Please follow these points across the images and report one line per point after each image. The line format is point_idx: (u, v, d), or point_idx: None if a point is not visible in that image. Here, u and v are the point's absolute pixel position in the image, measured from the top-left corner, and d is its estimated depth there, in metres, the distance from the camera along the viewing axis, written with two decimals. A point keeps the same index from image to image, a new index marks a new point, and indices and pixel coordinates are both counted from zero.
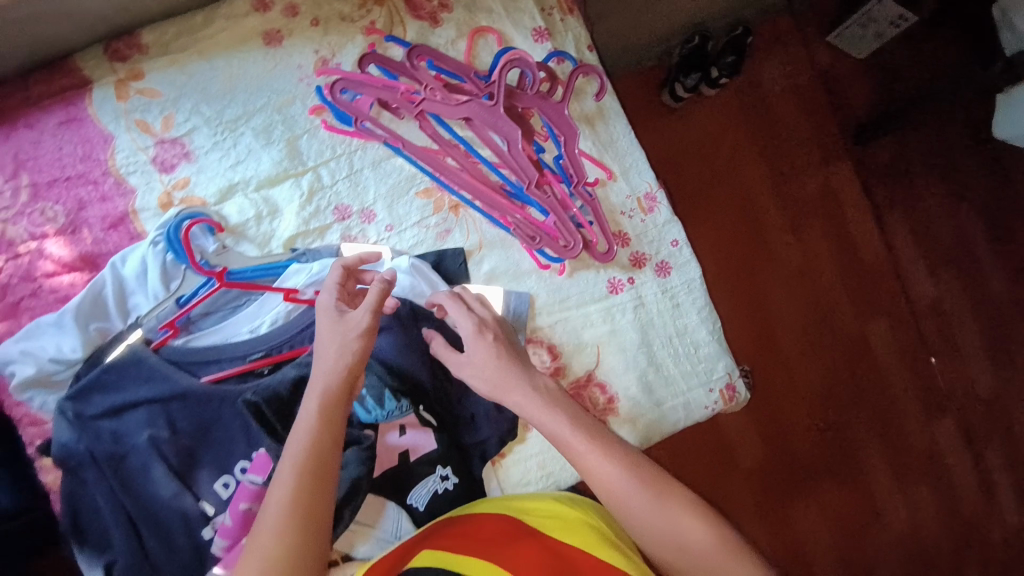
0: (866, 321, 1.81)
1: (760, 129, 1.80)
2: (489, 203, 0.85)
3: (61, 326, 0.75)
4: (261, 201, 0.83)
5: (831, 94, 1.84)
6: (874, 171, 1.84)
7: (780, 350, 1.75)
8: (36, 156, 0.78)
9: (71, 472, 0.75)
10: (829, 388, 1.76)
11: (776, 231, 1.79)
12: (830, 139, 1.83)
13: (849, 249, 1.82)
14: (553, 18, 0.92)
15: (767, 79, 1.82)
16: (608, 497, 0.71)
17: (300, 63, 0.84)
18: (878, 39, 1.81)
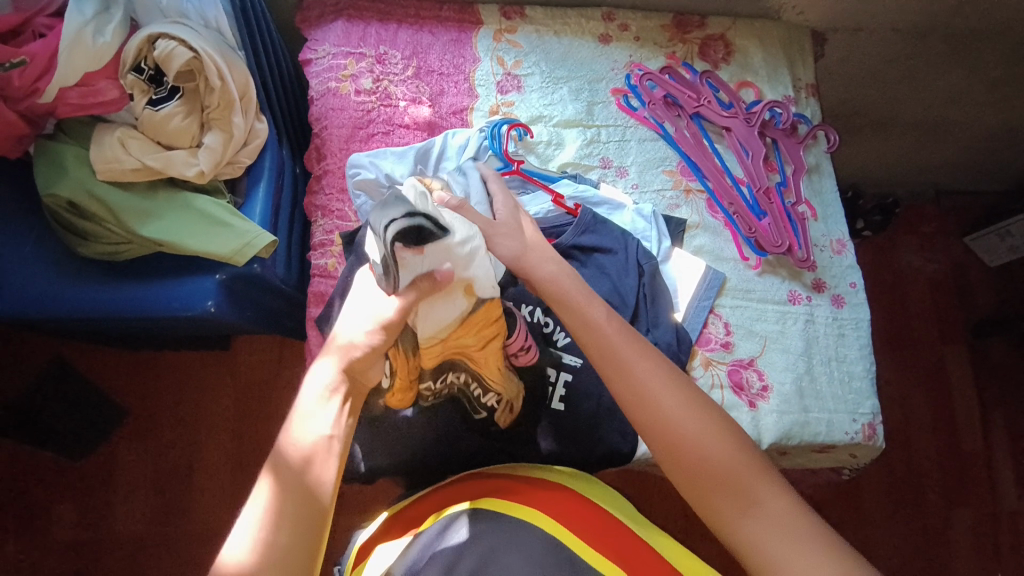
0: (953, 511, 1.70)
1: (890, 289, 1.91)
2: (720, 191, 1.08)
3: (401, 156, 1.01)
4: (553, 134, 1.09)
5: (962, 286, 1.93)
6: (993, 371, 1.85)
7: (863, 501, 1.68)
8: (428, 53, 1.09)
9: (361, 254, 0.94)
10: (904, 558, 1.64)
11: (885, 386, 1.80)
12: (952, 323, 1.89)
13: (948, 432, 1.77)
14: (800, 94, 1.18)
15: (908, 249, 1.95)
16: (637, 406, 0.71)
17: (616, 59, 1.14)
18: (1011, 253, 1.89)
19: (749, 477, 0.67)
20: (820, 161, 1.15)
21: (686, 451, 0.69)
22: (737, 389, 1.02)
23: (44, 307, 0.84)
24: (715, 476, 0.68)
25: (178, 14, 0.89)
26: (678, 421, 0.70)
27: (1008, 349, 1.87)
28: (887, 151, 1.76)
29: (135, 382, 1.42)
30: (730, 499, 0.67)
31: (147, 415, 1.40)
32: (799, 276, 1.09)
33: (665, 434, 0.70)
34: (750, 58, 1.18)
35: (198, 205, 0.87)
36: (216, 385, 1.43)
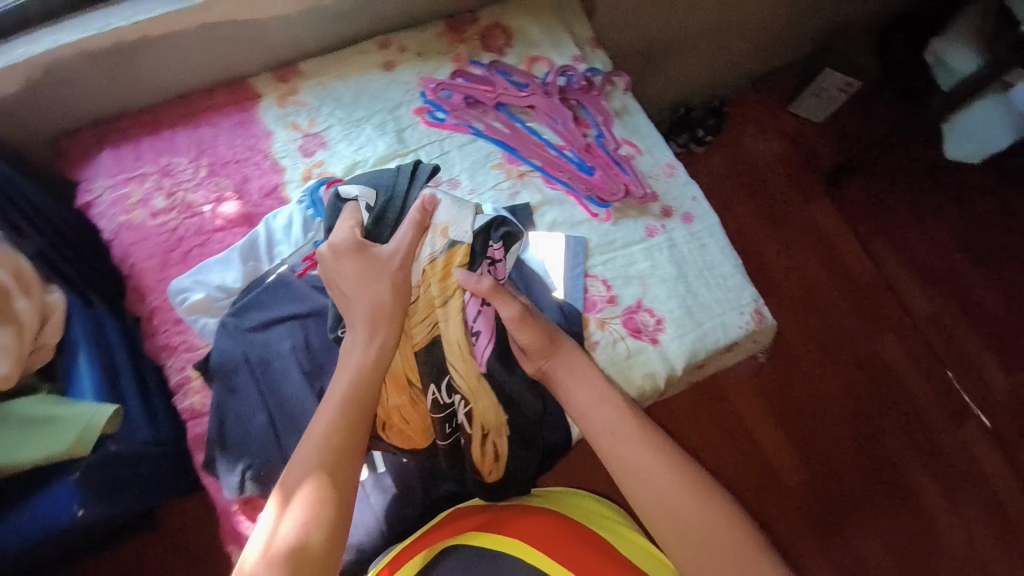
0: (877, 337, 1.90)
1: (749, 178, 2.08)
2: (549, 166, 1.12)
3: (226, 262, 0.96)
4: (375, 175, 1.09)
5: (804, 150, 2.14)
6: (857, 208, 2.07)
7: (800, 366, 1.85)
8: (214, 146, 1.04)
9: (225, 379, 0.90)
10: (850, 398, 1.82)
11: (776, 262, 1.98)
12: (809, 185, 2.09)
13: (845, 275, 1.98)
14: (586, 50, 1.25)
15: (749, 138, 2.14)
16: (615, 458, 0.82)
17: (407, 80, 1.15)
18: (829, 104, 2.13)
19: (711, 531, 0.76)
20: (625, 104, 1.21)
21: (655, 495, 0.79)
22: (636, 333, 1.08)
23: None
24: (679, 520, 0.77)
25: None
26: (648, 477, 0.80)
27: (861, 186, 2.09)
28: (691, 64, 1.92)
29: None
30: (688, 546, 0.76)
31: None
32: (648, 210, 1.15)
33: (634, 489, 0.80)
34: (530, 34, 1.23)
35: (17, 412, 0.80)
36: (165, 560, 1.34)
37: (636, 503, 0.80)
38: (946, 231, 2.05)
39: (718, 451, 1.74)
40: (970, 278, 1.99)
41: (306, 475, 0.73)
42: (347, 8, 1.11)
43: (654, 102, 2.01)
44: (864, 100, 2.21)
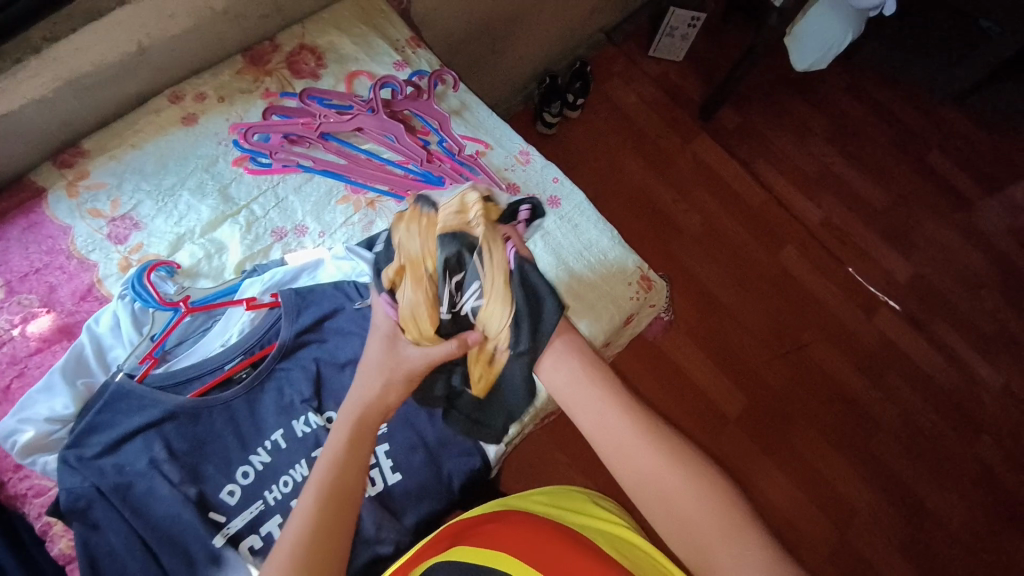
0: (780, 253, 1.99)
1: (627, 131, 2.10)
2: (396, 185, 1.06)
3: (50, 389, 0.82)
4: (208, 243, 0.98)
5: (671, 91, 2.18)
6: (733, 135, 2.13)
7: (718, 300, 1.90)
8: (5, 260, 0.90)
9: (80, 519, 0.77)
10: (770, 317, 1.90)
11: (673, 206, 2.01)
12: (685, 124, 2.13)
13: (738, 202, 2.04)
14: (407, 53, 1.18)
15: (617, 91, 2.15)
16: (619, 459, 0.71)
17: (217, 131, 1.04)
18: (687, 40, 2.13)
19: (742, 551, 0.64)
20: (462, 100, 1.18)
21: (664, 500, 0.68)
22: None
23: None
24: (693, 530, 0.67)
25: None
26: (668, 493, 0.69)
27: (732, 113, 2.15)
28: (538, 34, 1.89)
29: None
30: (705, 561, 0.66)
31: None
32: None
33: (647, 502, 0.70)
34: (341, 47, 1.14)
35: None
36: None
37: (645, 510, 0.70)
38: (815, 135, 2.16)
39: (666, 404, 1.75)
40: (846, 175, 2.11)
41: (305, 501, 0.65)
42: (122, 70, 0.98)
43: (513, 80, 1.97)
44: (712, 32, 2.27)
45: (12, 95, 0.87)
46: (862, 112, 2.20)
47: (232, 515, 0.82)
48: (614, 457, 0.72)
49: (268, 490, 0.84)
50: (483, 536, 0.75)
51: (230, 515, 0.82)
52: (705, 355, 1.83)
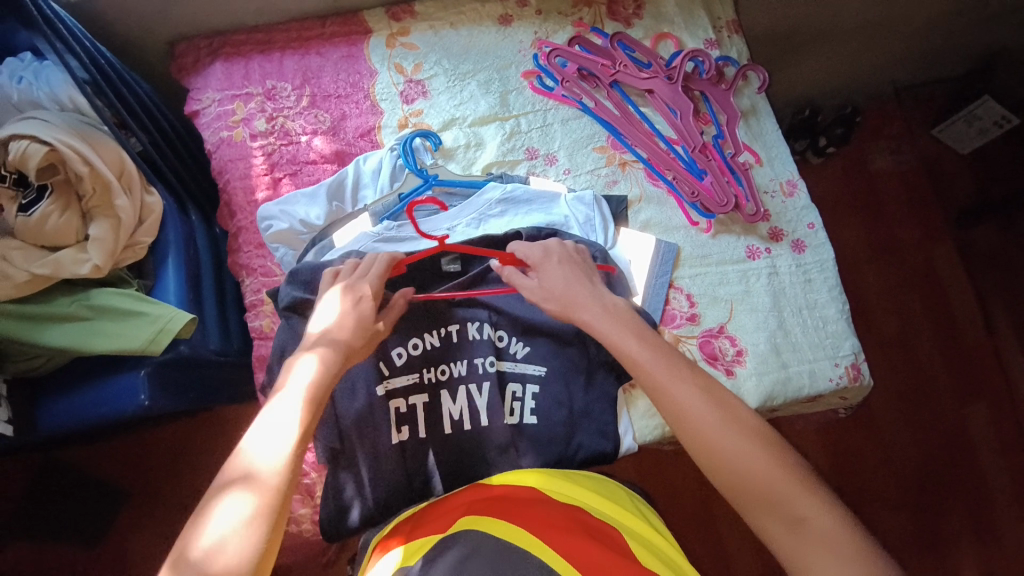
0: (966, 410, 1.80)
1: (862, 200, 2.01)
2: (656, 159, 1.03)
3: (313, 197, 0.95)
4: (470, 135, 1.03)
5: (936, 180, 2.03)
6: (980, 260, 1.96)
7: (874, 420, 1.78)
8: (320, 77, 1.02)
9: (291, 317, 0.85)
10: (923, 467, 1.73)
11: (873, 299, 1.91)
12: (936, 226, 1.99)
13: (944, 325, 1.89)
14: (722, 34, 1.12)
15: (873, 156, 2.05)
16: (751, 477, 0.66)
17: (521, 40, 1.07)
18: (982, 136, 1.97)
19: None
20: (754, 103, 1.09)
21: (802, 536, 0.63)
22: (712, 360, 0.98)
23: None
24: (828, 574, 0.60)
25: (33, 107, 0.81)
26: (773, 490, 0.65)
27: (992, 237, 1.97)
28: (830, 62, 1.82)
29: (141, 461, 1.39)
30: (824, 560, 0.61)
31: (152, 493, 1.37)
32: (754, 229, 1.04)
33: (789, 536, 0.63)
34: (664, 8, 1.11)
35: (100, 300, 0.82)
36: (210, 445, 1.40)
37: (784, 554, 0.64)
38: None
39: None
40: None
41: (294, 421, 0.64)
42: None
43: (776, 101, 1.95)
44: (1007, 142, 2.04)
45: None
46: None
47: (394, 373, 0.91)
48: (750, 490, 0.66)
49: (426, 369, 0.93)
50: (442, 503, 0.82)
51: (393, 373, 0.91)
52: (827, 461, 1.73)
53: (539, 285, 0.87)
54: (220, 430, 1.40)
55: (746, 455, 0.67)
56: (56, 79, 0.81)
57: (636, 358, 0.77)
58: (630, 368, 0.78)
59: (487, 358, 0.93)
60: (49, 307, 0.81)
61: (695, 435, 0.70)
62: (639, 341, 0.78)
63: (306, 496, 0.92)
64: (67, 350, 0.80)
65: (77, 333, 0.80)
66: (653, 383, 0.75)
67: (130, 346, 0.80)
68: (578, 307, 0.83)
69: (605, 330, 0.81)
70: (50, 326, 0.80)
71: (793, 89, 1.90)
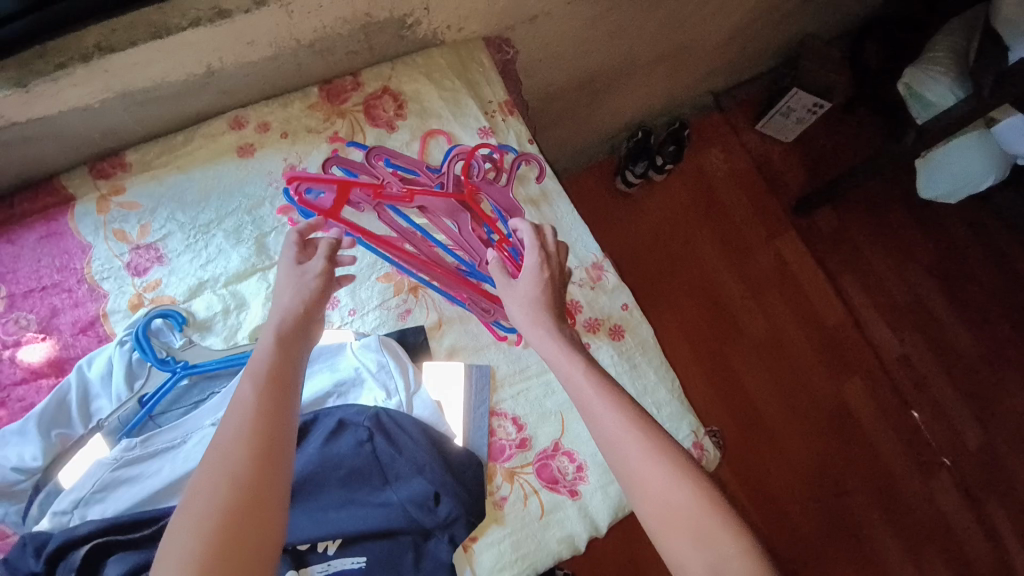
0: (842, 383, 1.95)
1: (706, 207, 2.07)
2: (444, 280, 0.92)
3: (22, 434, 0.74)
4: (228, 296, 0.88)
5: (769, 174, 2.13)
6: (825, 239, 2.08)
7: (764, 423, 1.88)
8: (14, 269, 0.83)
9: None
10: (817, 454, 1.87)
11: (738, 301, 1.99)
12: (776, 217, 2.09)
13: (807, 311, 2.00)
14: (495, 119, 1.06)
15: (709, 162, 2.12)
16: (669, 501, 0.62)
17: (270, 170, 0.94)
18: (799, 123, 2.06)
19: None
20: (544, 189, 1.04)
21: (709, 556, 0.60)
22: (552, 485, 0.90)
23: None
24: None
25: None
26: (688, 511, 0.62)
27: (831, 217, 2.09)
28: (641, 91, 1.85)
29: None
30: None
31: None
32: (568, 328, 0.97)
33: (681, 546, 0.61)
34: (427, 102, 1.03)
35: None
36: None
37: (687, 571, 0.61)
38: (918, 267, 2.06)
39: None
40: (939, 309, 2.03)
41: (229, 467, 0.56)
42: (185, 90, 0.88)
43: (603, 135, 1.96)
44: (820, 125, 2.18)
45: (50, 102, 0.79)
46: (969, 244, 2.08)
47: None
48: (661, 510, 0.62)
49: None
50: None
51: None
52: (733, 476, 1.82)
53: (513, 291, 0.80)
54: None
55: (669, 484, 0.62)
56: None
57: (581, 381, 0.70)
58: (571, 389, 0.71)
59: (286, 574, 0.77)
60: None
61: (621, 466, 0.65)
62: (588, 368, 0.71)
63: None
64: None
65: None
66: (591, 410, 0.68)
67: None
68: (532, 327, 0.77)
69: (551, 350, 0.74)
70: None
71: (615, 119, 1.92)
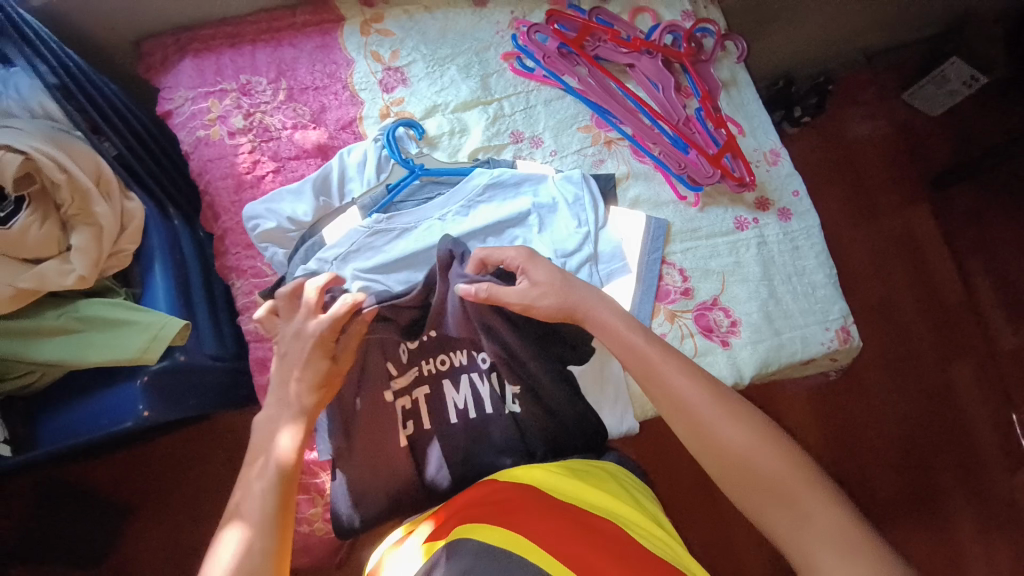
0: (954, 366, 1.72)
1: (837, 163, 1.92)
2: (640, 135, 1.03)
3: (299, 193, 0.93)
4: (454, 121, 1.01)
5: (912, 144, 1.93)
6: (956, 218, 1.88)
7: (862, 377, 1.70)
8: (295, 69, 0.99)
9: None
10: (912, 425, 1.67)
11: (858, 265, 1.82)
12: (910, 185, 1.90)
13: (926, 284, 1.80)
14: (698, 5, 1.11)
15: (847, 126, 1.94)
16: (716, 451, 0.68)
17: (498, 20, 1.06)
18: (949, 98, 1.91)
19: (837, 537, 0.60)
20: (734, 74, 1.09)
21: (773, 491, 0.64)
22: (707, 332, 0.99)
23: None
24: (810, 525, 0.61)
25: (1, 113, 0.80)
26: (743, 462, 0.66)
27: (968, 195, 1.89)
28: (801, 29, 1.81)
29: (134, 477, 1.36)
30: (776, 509, 0.64)
31: (154, 506, 1.35)
32: (741, 199, 1.05)
33: (745, 491, 0.66)
34: None
35: (89, 311, 0.80)
36: (209, 452, 1.38)
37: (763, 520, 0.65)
38: None
39: None
40: None
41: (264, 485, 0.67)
42: None
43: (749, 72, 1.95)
44: (985, 97, 1.98)
45: None
46: None
47: (398, 368, 0.91)
48: (710, 457, 0.68)
49: (428, 360, 0.92)
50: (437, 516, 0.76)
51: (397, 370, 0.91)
52: (819, 424, 1.66)
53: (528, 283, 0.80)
54: (223, 433, 1.38)
55: (713, 425, 0.68)
56: (23, 84, 0.82)
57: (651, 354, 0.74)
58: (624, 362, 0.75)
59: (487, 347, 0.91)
60: (47, 319, 0.80)
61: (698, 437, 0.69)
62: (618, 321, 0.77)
63: (318, 493, 0.90)
64: (63, 364, 0.79)
65: (75, 349, 0.79)
66: (622, 351, 0.75)
67: (121, 357, 0.79)
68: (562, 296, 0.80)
69: (614, 330, 0.77)
70: (51, 342, 0.80)
71: (764, 59, 1.78)
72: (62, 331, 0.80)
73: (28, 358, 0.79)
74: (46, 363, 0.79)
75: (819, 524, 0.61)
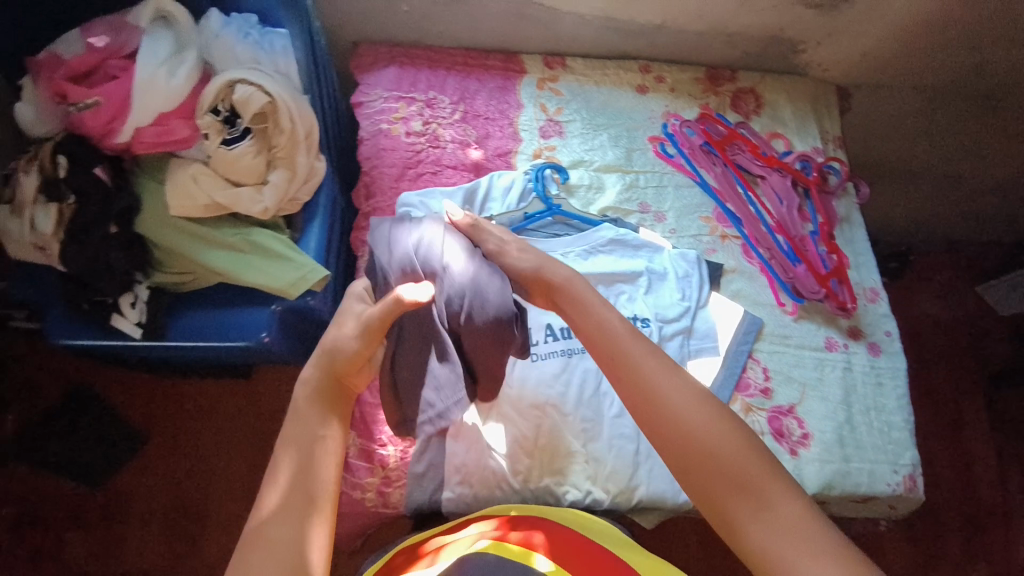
0: None
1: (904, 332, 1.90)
2: (755, 237, 1.12)
3: (450, 196, 1.03)
4: (594, 178, 1.13)
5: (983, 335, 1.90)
6: None
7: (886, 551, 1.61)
8: (475, 98, 1.14)
9: None
10: None
11: None
12: None
13: None
14: (827, 145, 1.24)
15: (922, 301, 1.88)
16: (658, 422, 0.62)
17: (653, 109, 1.20)
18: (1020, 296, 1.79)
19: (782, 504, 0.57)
20: (851, 212, 1.19)
21: (714, 464, 0.59)
22: (778, 436, 1.00)
23: (100, 339, 0.86)
24: (753, 498, 0.58)
25: (252, 61, 0.89)
26: (685, 436, 0.61)
27: None
28: None
29: (163, 411, 1.38)
30: (736, 497, 0.58)
31: (169, 443, 1.36)
32: (835, 323, 1.10)
33: (693, 472, 0.60)
34: (780, 111, 1.24)
35: (258, 239, 0.88)
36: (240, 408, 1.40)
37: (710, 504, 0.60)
38: None
39: None
40: None
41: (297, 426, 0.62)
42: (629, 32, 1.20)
43: None
44: None
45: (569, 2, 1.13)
46: None
47: None
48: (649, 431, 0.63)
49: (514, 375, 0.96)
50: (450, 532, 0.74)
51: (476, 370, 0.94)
52: None
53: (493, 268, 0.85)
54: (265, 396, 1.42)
55: (650, 387, 0.64)
56: (278, 44, 0.92)
57: (611, 326, 0.70)
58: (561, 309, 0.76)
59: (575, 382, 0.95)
60: (218, 232, 0.88)
61: (674, 454, 0.61)
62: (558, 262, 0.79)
63: (377, 467, 0.92)
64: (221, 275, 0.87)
65: (234, 265, 0.87)
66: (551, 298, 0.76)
67: (275, 287, 0.87)
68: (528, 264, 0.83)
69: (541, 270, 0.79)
70: (214, 253, 0.87)
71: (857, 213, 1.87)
72: (227, 246, 0.88)
73: (191, 258, 0.87)
74: (205, 269, 0.87)
75: (762, 487, 0.58)
